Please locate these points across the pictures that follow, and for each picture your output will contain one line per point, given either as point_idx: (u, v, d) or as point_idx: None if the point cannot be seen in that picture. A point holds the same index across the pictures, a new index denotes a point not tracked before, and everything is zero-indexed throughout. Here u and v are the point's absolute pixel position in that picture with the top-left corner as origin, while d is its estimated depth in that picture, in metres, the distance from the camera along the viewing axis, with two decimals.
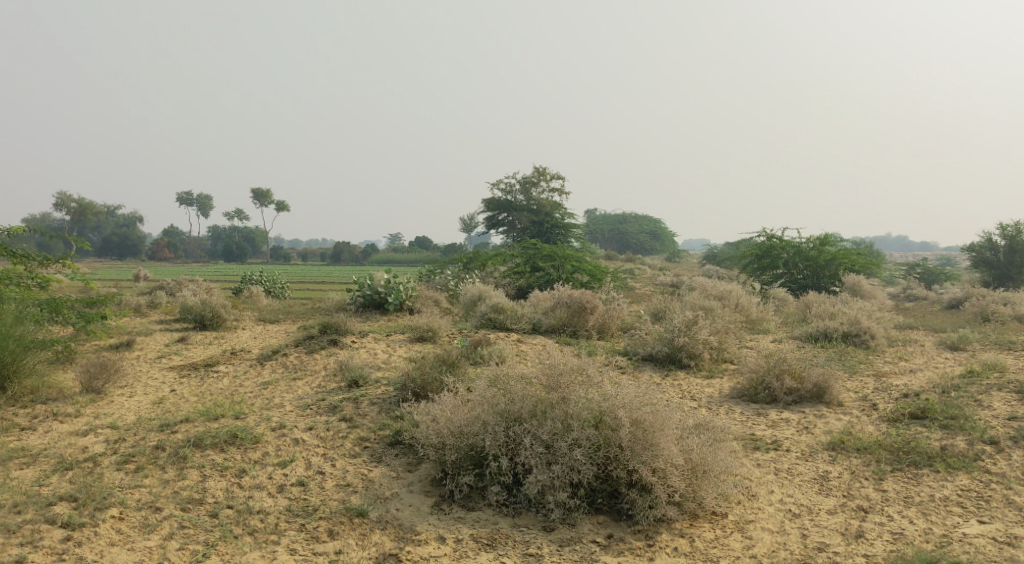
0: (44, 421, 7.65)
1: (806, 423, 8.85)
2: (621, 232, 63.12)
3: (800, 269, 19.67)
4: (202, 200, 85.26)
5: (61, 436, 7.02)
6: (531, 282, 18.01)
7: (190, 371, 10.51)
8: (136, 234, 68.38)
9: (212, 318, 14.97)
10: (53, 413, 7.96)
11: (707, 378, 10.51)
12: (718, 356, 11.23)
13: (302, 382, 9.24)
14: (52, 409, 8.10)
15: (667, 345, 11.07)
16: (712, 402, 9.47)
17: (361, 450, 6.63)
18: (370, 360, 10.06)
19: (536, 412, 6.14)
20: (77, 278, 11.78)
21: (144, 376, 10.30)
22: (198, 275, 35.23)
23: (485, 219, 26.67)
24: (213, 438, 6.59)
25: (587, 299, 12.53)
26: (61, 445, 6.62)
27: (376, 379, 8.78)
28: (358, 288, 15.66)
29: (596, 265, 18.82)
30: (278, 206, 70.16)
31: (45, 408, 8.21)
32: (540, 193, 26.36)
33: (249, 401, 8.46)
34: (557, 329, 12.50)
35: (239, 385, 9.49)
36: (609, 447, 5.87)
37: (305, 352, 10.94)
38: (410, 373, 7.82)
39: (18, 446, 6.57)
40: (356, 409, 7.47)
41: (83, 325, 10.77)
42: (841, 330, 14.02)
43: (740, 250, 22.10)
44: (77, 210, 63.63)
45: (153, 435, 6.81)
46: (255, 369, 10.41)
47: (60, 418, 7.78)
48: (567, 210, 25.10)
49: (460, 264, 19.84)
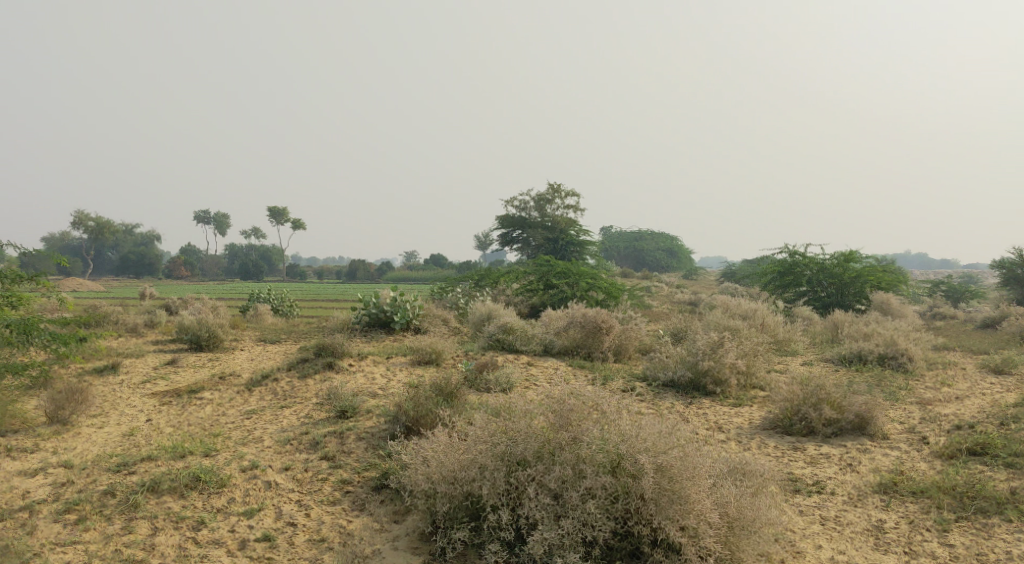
0: None
1: (850, 460, 7.91)
2: (637, 249, 62.22)
3: (825, 287, 18.63)
4: (218, 219, 85.24)
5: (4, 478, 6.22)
6: (544, 300, 17.14)
7: (172, 398, 9.67)
8: (153, 252, 68.09)
9: (208, 338, 14.13)
10: (7, 449, 7.16)
11: (736, 406, 9.57)
12: (746, 382, 10.29)
13: (290, 412, 8.37)
14: (6, 444, 7.28)
15: (690, 370, 10.16)
16: (742, 435, 8.53)
17: (342, 495, 5.75)
18: (365, 388, 9.20)
19: (543, 453, 5.24)
20: (55, 296, 10.99)
21: (122, 403, 9.47)
22: (209, 293, 34.50)
23: (499, 235, 25.90)
24: (170, 482, 5.74)
25: (602, 318, 11.62)
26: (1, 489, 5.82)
27: (368, 409, 7.89)
28: (362, 307, 14.79)
29: (611, 281, 17.86)
30: (295, 224, 69.87)
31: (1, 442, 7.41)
32: (555, 210, 25.53)
33: (227, 434, 7.59)
34: (571, 352, 11.60)
35: (221, 414, 8.64)
36: (629, 498, 5.00)
37: (297, 377, 10.09)
38: (402, 404, 6.95)
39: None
40: (341, 446, 6.59)
41: (58, 348, 9.97)
42: (877, 352, 13.01)
43: (762, 266, 21.08)
44: (94, 229, 63.42)
45: (105, 477, 5.98)
46: (241, 395, 9.55)
47: (14, 457, 6.98)
48: (583, 227, 24.21)
49: (470, 282, 18.98)
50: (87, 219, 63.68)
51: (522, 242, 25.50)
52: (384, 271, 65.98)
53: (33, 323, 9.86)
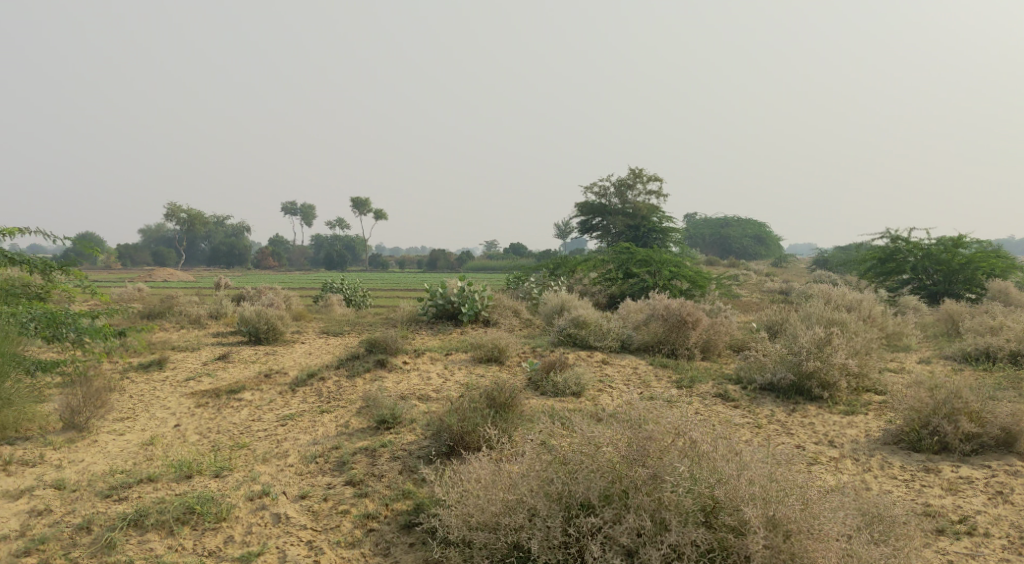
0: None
1: (999, 487, 6.29)
2: (723, 236, 59.66)
3: (930, 274, 16.53)
4: (305, 210, 86.86)
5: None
6: (623, 289, 15.73)
7: (210, 399, 8.40)
8: (243, 244, 69.43)
9: (268, 330, 13.26)
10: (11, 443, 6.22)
11: (848, 414, 8.02)
12: (859, 385, 8.69)
13: (330, 418, 7.31)
14: (5, 455, 5.75)
15: (792, 371, 8.65)
16: (858, 452, 7.05)
17: (363, 535, 4.75)
18: (417, 390, 8.10)
19: (611, 494, 4.37)
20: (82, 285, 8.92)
21: (156, 402, 8.28)
22: (289, 284, 34.17)
23: (579, 224, 24.61)
24: (158, 515, 4.81)
25: (688, 310, 10.18)
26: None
27: (412, 418, 6.78)
28: (429, 298, 13.73)
29: (696, 269, 16.23)
30: (377, 214, 70.10)
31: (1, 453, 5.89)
32: (636, 196, 24.02)
33: (253, 442, 6.57)
34: (651, 348, 10.23)
35: (258, 416, 7.62)
36: (729, 558, 4.14)
37: (346, 377, 9.01)
38: (445, 417, 5.81)
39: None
40: (371, 468, 5.49)
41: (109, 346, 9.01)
42: (1009, 350, 11.05)
43: (860, 253, 18.98)
44: (187, 220, 64.80)
45: (87, 505, 5.03)
46: (283, 396, 8.45)
47: (22, 446, 6.14)
48: (665, 213, 22.58)
49: (546, 271, 17.62)
50: (179, 211, 65.25)
51: (602, 230, 24.09)
52: (463, 259, 65.31)
53: (45, 289, 8.06)
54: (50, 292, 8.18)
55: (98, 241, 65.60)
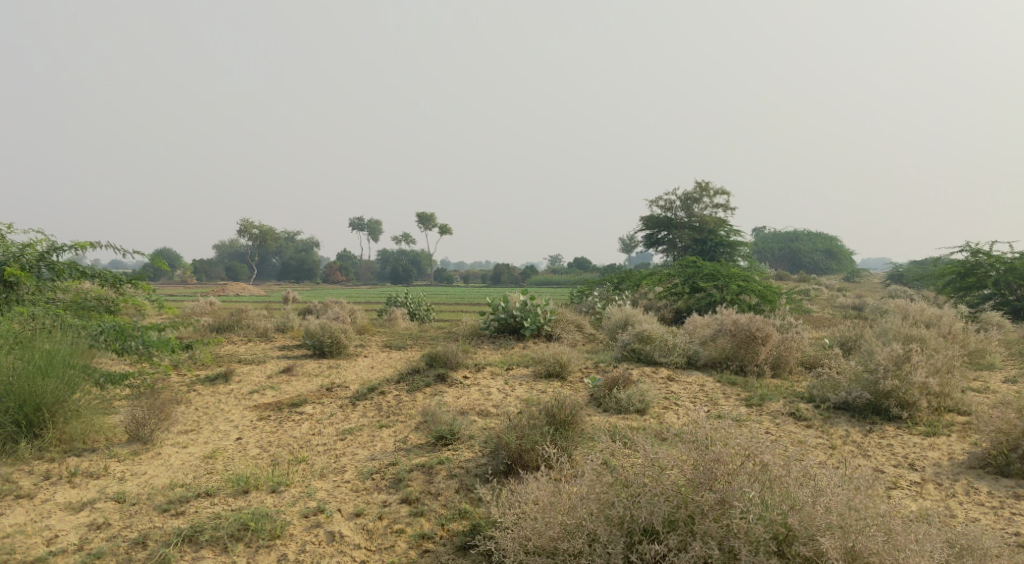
0: (65, 460, 6.16)
1: None
2: (794, 251, 58.07)
3: (1014, 290, 15.54)
4: (373, 226, 88.41)
5: (40, 499, 5.34)
6: (690, 304, 15.33)
7: (273, 412, 8.45)
8: (312, 259, 71.04)
9: (331, 344, 13.36)
10: (78, 454, 6.32)
11: (929, 435, 7.52)
12: (941, 405, 8.16)
13: (389, 432, 7.24)
14: (71, 466, 5.85)
15: (868, 389, 8.17)
16: (941, 476, 6.59)
17: (418, 556, 4.63)
18: (477, 406, 7.96)
19: (676, 519, 4.16)
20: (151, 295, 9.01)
21: (221, 415, 8.37)
22: (355, 299, 34.67)
23: (644, 238, 24.24)
24: (213, 531, 4.79)
25: (757, 325, 9.77)
26: (25, 527, 4.99)
27: (470, 434, 6.65)
28: (491, 312, 13.64)
29: (765, 283, 15.70)
30: (442, 230, 70.75)
31: (68, 464, 5.98)
32: (703, 210, 23.51)
33: (311, 456, 6.54)
34: (718, 364, 9.86)
35: (318, 430, 7.61)
36: None
37: (406, 391, 8.94)
38: (503, 434, 5.66)
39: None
40: (428, 486, 5.38)
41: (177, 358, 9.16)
42: None
43: (938, 268, 18.08)
44: (259, 236, 66.70)
45: (145, 519, 5.05)
46: (343, 410, 8.43)
47: (88, 458, 6.23)
48: (732, 227, 22.03)
49: (610, 285, 17.35)
50: (252, 227, 67.26)
51: (667, 244, 23.66)
52: (527, 274, 65.29)
53: (116, 302, 8.25)
54: (120, 305, 8.38)
55: (176, 257, 68.06)
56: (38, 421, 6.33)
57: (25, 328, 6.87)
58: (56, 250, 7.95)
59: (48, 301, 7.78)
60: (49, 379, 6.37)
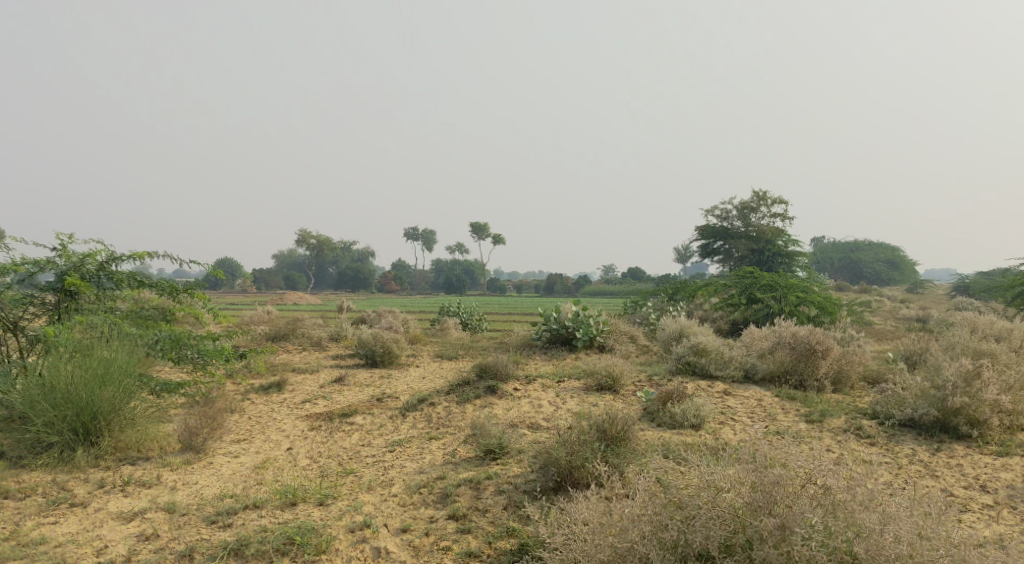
0: (120, 468, 6.26)
1: None
2: (855, 261, 56.42)
3: None
4: (427, 236, 89.23)
5: (94, 508, 5.41)
6: (747, 315, 14.92)
7: (324, 422, 8.48)
8: (368, 268, 72.01)
9: (384, 353, 13.40)
10: (133, 462, 6.42)
11: (1002, 455, 7.09)
12: (1015, 424, 7.69)
13: (438, 445, 7.16)
14: (125, 475, 5.93)
15: (935, 406, 7.76)
16: (1017, 500, 6.19)
17: None
18: (527, 419, 7.84)
19: (733, 544, 3.98)
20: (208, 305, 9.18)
21: (273, 424, 8.43)
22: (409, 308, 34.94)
23: (699, 248, 23.80)
24: (259, 544, 4.77)
25: (817, 338, 9.43)
26: (77, 536, 5.05)
27: (519, 448, 6.52)
28: (543, 322, 13.51)
29: (826, 295, 15.19)
30: (495, 240, 70.95)
31: (122, 473, 6.08)
32: (760, 219, 22.96)
33: (361, 468, 6.51)
34: (777, 378, 9.52)
35: (369, 441, 7.58)
36: None
37: (456, 403, 8.87)
38: (553, 450, 5.52)
39: (25, 534, 5.05)
40: (475, 502, 5.28)
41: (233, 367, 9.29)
42: None
43: (1011, 279, 17.24)
44: (316, 246, 67.95)
45: (194, 530, 5.06)
46: (393, 421, 8.40)
47: (142, 466, 6.32)
48: (791, 237, 21.45)
49: (665, 295, 17.04)
50: (310, 237, 68.59)
51: (723, 255, 23.19)
52: (579, 284, 64.97)
53: (172, 311, 8.38)
54: (177, 314, 8.51)
55: (237, 266, 69.73)
56: (94, 429, 6.45)
57: (84, 337, 7.02)
58: (114, 257, 8.10)
59: (108, 310, 7.89)
60: (106, 388, 6.48)
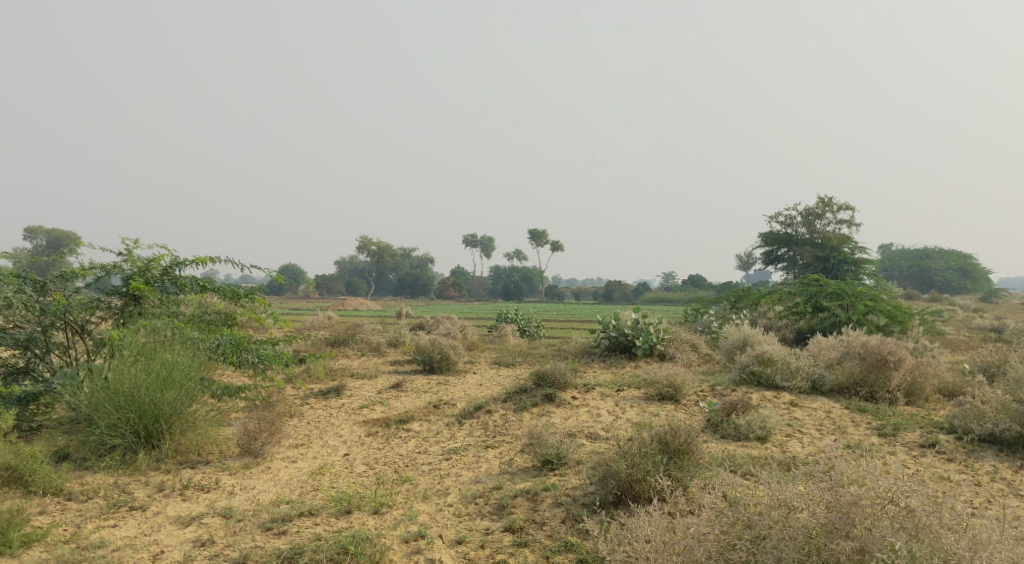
0: (180, 472, 6.32)
1: None
2: (925, 268, 54.40)
3: None
4: (485, 243, 89.59)
5: (153, 512, 5.47)
6: (813, 324, 14.41)
7: (381, 428, 8.45)
8: (427, 275, 72.66)
9: (441, 359, 13.37)
10: (192, 465, 6.48)
11: None
12: None
13: (495, 454, 7.04)
14: (185, 479, 5.98)
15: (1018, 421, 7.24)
16: None
17: None
18: (585, 428, 7.65)
19: None
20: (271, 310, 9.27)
21: (330, 429, 8.44)
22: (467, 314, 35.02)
23: (762, 255, 23.20)
24: (313, 552, 4.72)
25: (889, 348, 9.04)
26: (136, 540, 5.09)
27: (576, 459, 6.34)
28: (602, 330, 13.29)
29: (897, 303, 14.56)
30: (553, 246, 70.77)
31: (182, 476, 6.13)
32: (826, 225, 22.24)
33: (416, 476, 6.43)
34: (847, 390, 9.11)
35: (425, 448, 7.51)
36: None
37: (513, 411, 8.73)
38: (612, 461, 5.32)
39: (86, 537, 5.12)
40: (532, 514, 5.14)
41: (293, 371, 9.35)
42: None
43: None
44: (377, 252, 68.87)
45: (249, 536, 5.05)
46: (450, 428, 8.31)
47: (201, 470, 6.37)
48: (858, 243, 20.72)
49: (727, 303, 16.60)
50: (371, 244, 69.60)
51: (787, 262, 22.54)
52: (637, 291, 64.28)
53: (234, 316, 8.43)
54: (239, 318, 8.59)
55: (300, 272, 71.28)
56: (155, 432, 6.53)
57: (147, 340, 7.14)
58: (178, 262, 8.23)
59: (172, 313, 7.97)
60: (167, 391, 6.55)
